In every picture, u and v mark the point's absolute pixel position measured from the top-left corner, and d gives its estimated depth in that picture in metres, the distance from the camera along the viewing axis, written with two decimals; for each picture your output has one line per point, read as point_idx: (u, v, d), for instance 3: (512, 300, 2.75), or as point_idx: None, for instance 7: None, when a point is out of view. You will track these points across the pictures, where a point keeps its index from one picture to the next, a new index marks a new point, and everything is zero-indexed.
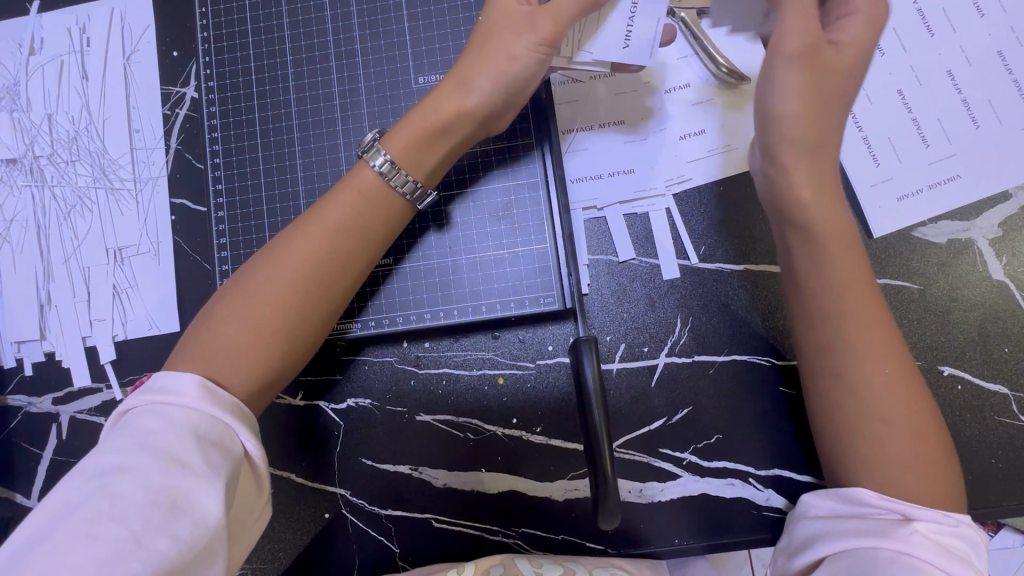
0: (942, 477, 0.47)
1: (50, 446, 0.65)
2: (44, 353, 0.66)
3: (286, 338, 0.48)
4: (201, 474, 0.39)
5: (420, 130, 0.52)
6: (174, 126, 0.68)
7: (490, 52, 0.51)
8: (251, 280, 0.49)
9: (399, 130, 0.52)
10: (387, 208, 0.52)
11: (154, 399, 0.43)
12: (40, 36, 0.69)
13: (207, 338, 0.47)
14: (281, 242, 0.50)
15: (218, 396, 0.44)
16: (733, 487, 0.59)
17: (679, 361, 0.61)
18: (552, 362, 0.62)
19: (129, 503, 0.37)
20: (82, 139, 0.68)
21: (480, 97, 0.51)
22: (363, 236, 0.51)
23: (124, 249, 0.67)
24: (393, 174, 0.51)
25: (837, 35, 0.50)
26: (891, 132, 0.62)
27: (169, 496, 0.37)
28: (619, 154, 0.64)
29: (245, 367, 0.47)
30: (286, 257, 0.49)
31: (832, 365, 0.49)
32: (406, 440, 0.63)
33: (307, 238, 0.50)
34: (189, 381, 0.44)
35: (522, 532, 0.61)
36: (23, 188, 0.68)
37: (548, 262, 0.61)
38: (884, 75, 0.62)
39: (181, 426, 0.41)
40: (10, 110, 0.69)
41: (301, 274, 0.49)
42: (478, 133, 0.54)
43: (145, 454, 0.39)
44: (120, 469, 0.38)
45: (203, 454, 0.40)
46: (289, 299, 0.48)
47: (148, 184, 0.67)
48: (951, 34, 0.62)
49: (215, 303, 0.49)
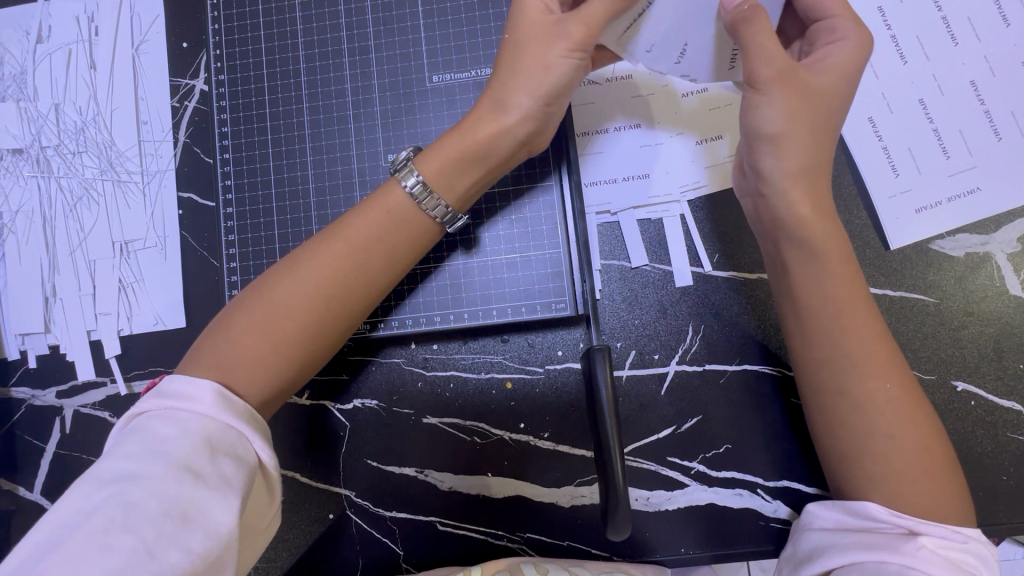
0: (949, 500, 0.46)
1: (54, 440, 0.65)
2: (49, 346, 0.66)
3: (303, 351, 0.48)
4: (213, 486, 0.38)
5: (456, 154, 0.50)
6: (183, 118, 0.66)
7: (525, 68, 0.49)
8: (273, 291, 0.48)
9: (433, 152, 0.51)
10: (414, 225, 0.51)
11: (170, 405, 0.42)
12: (49, 24, 0.68)
13: (225, 341, 0.47)
14: (305, 253, 0.49)
15: (232, 404, 0.43)
16: (740, 497, 0.59)
17: (690, 369, 0.60)
18: (561, 367, 0.62)
19: (141, 513, 0.36)
20: (90, 131, 0.67)
21: (516, 116, 0.50)
22: (386, 257, 0.50)
23: (130, 243, 0.66)
24: (425, 196, 0.50)
25: (815, 61, 0.49)
26: (911, 141, 0.61)
27: (182, 507, 0.37)
28: (633, 158, 0.63)
29: (259, 374, 0.46)
30: (311, 272, 0.48)
31: (836, 390, 0.48)
32: (412, 442, 0.62)
33: (333, 255, 0.49)
34: (205, 388, 0.43)
35: (527, 537, 0.61)
36: (29, 178, 0.67)
37: (560, 267, 0.60)
38: (906, 83, 0.61)
39: (195, 434, 0.40)
40: (17, 100, 0.68)
41: (324, 287, 0.48)
42: (514, 154, 0.52)
43: (158, 462, 0.38)
44: (134, 478, 0.38)
45: (217, 465, 0.39)
46: (309, 316, 0.47)
47: (156, 177, 0.66)
48: (975, 44, 0.60)
49: (238, 302, 0.49)
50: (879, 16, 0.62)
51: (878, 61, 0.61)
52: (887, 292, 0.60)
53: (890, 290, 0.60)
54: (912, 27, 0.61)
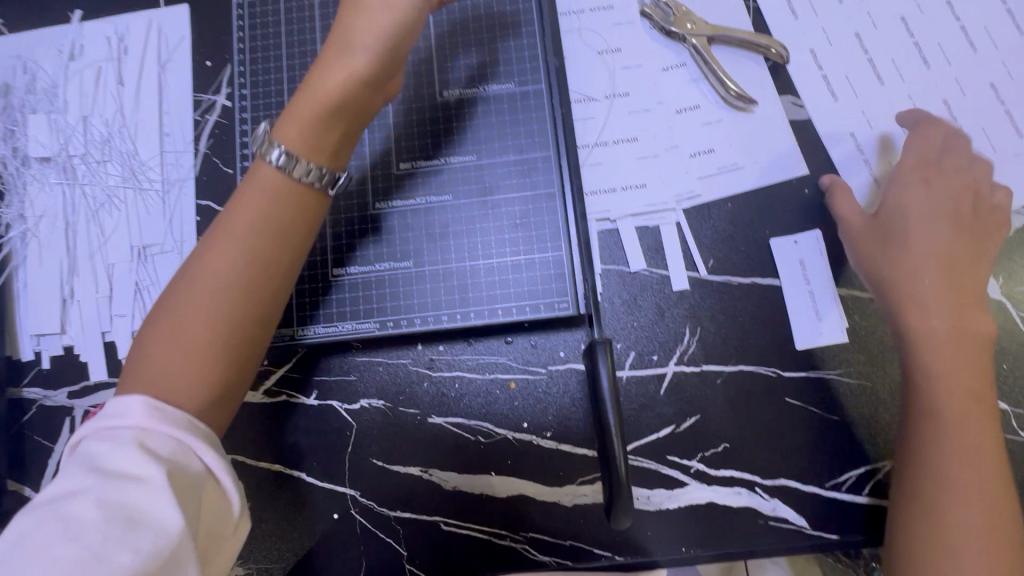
0: (996, 531, 0.50)
1: (64, 439, 0.66)
2: (64, 346, 0.67)
3: (223, 351, 0.46)
4: (156, 491, 0.39)
5: (310, 110, 0.49)
6: (204, 131, 0.70)
7: (369, 8, 0.50)
8: (176, 305, 0.47)
9: (292, 115, 0.50)
10: (302, 205, 0.50)
11: (102, 423, 0.43)
12: (81, 43, 0.72)
13: (145, 367, 0.45)
14: (197, 259, 0.48)
15: (168, 411, 0.43)
16: (740, 495, 0.60)
17: (688, 369, 0.63)
18: (564, 368, 0.64)
19: (84, 523, 0.38)
20: (115, 141, 0.70)
21: (362, 58, 0.49)
22: (278, 237, 0.49)
23: (148, 248, 0.68)
24: (291, 164, 0.49)
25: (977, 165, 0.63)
26: (892, 155, 0.65)
27: (125, 513, 0.39)
28: (614, 79, 0.68)
29: (191, 384, 0.45)
30: (207, 275, 0.47)
31: (919, 463, 0.53)
32: (418, 442, 0.63)
33: (222, 249, 0.48)
34: (138, 402, 0.43)
35: (529, 537, 0.62)
36: (55, 185, 0.70)
37: (563, 269, 0.64)
38: (884, 102, 0.66)
39: (130, 445, 0.41)
40: (47, 111, 0.71)
41: (219, 286, 0.47)
42: (370, 99, 0.52)
43: (97, 476, 0.40)
44: (76, 493, 0.39)
45: (158, 470, 0.40)
46: (218, 316, 0.46)
47: (175, 185, 0.69)
48: (945, 67, 0.66)
49: (147, 329, 0.47)
50: (857, 42, 0.67)
51: (857, 82, 0.66)
52: None
53: None
54: (886, 51, 0.66)
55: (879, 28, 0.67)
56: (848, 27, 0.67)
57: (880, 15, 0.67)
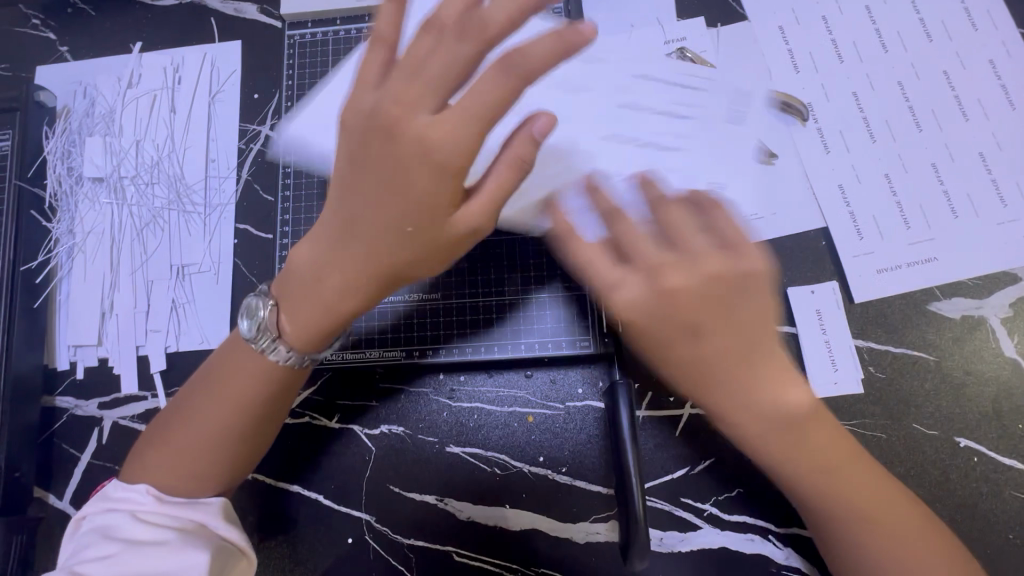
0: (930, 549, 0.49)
1: (91, 449, 0.68)
2: (99, 358, 0.70)
3: (236, 441, 0.51)
4: (178, 541, 0.47)
5: (321, 318, 0.48)
6: (247, 159, 0.74)
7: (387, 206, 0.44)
8: (205, 392, 0.51)
9: (298, 308, 0.49)
10: (295, 344, 0.51)
11: (111, 506, 0.50)
12: (139, 73, 0.77)
13: (173, 444, 0.51)
14: (230, 349, 0.51)
15: (173, 489, 0.50)
16: (752, 542, 0.61)
17: (704, 412, 0.64)
18: (581, 405, 0.65)
19: (123, 571, 0.45)
20: (163, 165, 0.74)
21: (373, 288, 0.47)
22: (301, 341, 0.51)
23: (187, 267, 0.71)
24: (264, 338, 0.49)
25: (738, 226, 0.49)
26: (924, 201, 0.66)
27: (153, 563, 0.46)
28: None
29: (210, 467, 0.51)
30: (236, 367, 0.50)
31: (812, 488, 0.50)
32: (434, 471, 0.65)
33: (252, 345, 0.50)
34: (152, 484, 0.50)
35: (540, 572, 0.62)
36: (104, 204, 0.74)
37: (586, 308, 0.66)
38: (920, 150, 0.68)
39: (144, 518, 0.48)
40: (103, 134, 0.75)
41: (244, 382, 0.50)
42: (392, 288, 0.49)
43: (119, 542, 0.47)
44: (106, 557, 0.46)
45: (176, 529, 0.48)
46: (242, 404, 0.50)
47: (216, 209, 0.73)
48: (984, 121, 0.67)
49: (176, 407, 0.53)
50: (898, 91, 0.69)
51: (896, 129, 0.68)
52: (888, 348, 0.64)
53: (893, 346, 0.64)
54: (886, 115, 0.69)
55: (920, 78, 0.69)
56: (889, 76, 0.70)
57: (879, 78, 0.70)
